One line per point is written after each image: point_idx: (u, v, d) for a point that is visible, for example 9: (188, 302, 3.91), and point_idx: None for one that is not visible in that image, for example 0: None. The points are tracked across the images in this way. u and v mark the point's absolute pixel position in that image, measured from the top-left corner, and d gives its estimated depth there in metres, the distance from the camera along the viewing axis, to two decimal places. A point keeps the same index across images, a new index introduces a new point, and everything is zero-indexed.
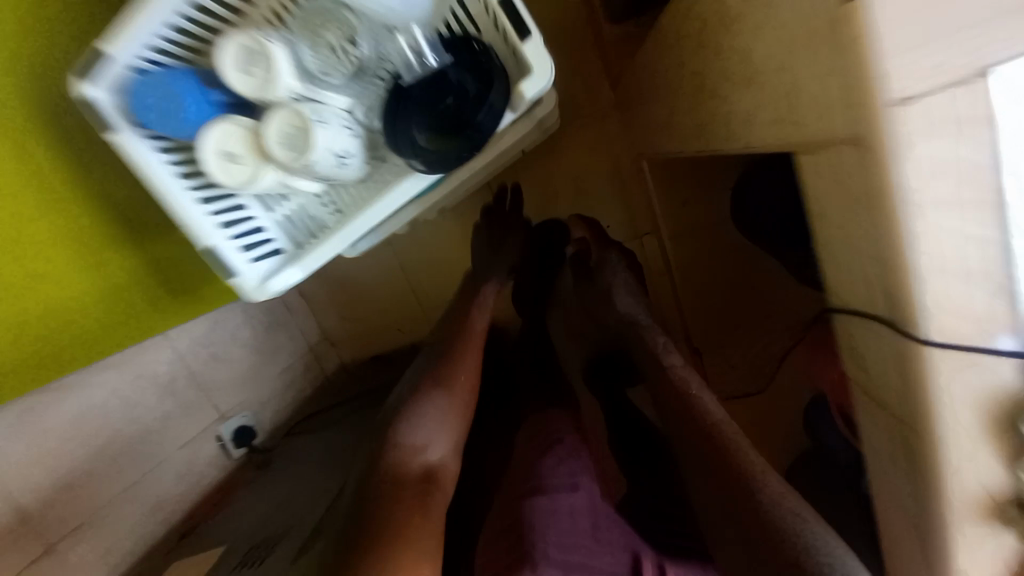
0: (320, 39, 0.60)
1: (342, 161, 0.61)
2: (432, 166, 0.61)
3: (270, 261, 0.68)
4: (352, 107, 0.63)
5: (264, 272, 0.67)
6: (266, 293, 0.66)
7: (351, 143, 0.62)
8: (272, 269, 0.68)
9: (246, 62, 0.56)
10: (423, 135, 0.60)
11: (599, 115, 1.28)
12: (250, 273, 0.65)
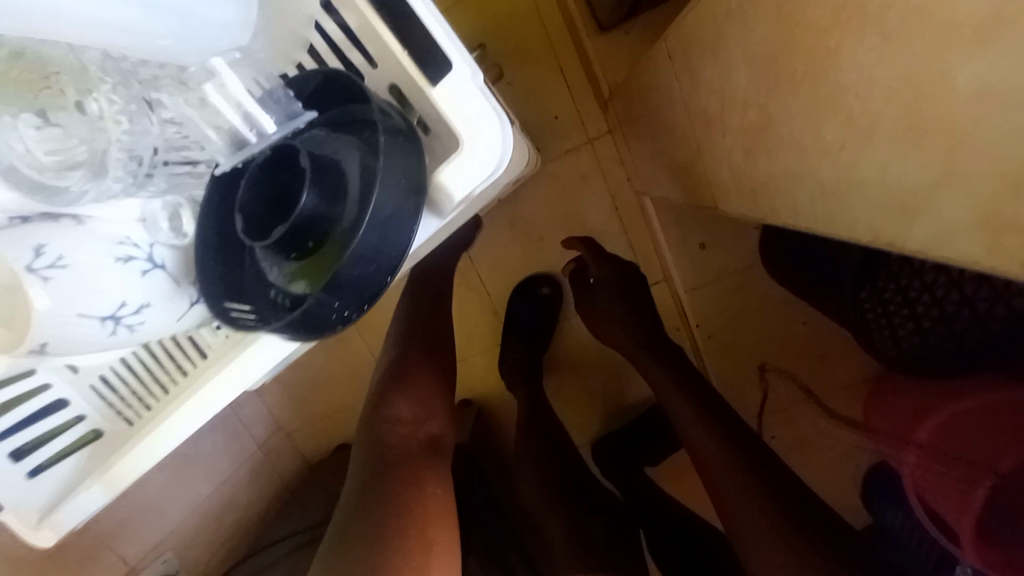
0: (54, 115, 0.38)
1: (130, 317, 0.44)
2: (296, 315, 0.44)
3: (73, 456, 0.53)
4: (147, 213, 0.46)
5: (53, 490, 0.52)
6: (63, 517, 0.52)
7: (146, 288, 0.44)
8: (69, 475, 0.53)
9: None
10: (278, 272, 0.46)
11: (587, 144, 1.04)
12: (28, 499, 0.51)
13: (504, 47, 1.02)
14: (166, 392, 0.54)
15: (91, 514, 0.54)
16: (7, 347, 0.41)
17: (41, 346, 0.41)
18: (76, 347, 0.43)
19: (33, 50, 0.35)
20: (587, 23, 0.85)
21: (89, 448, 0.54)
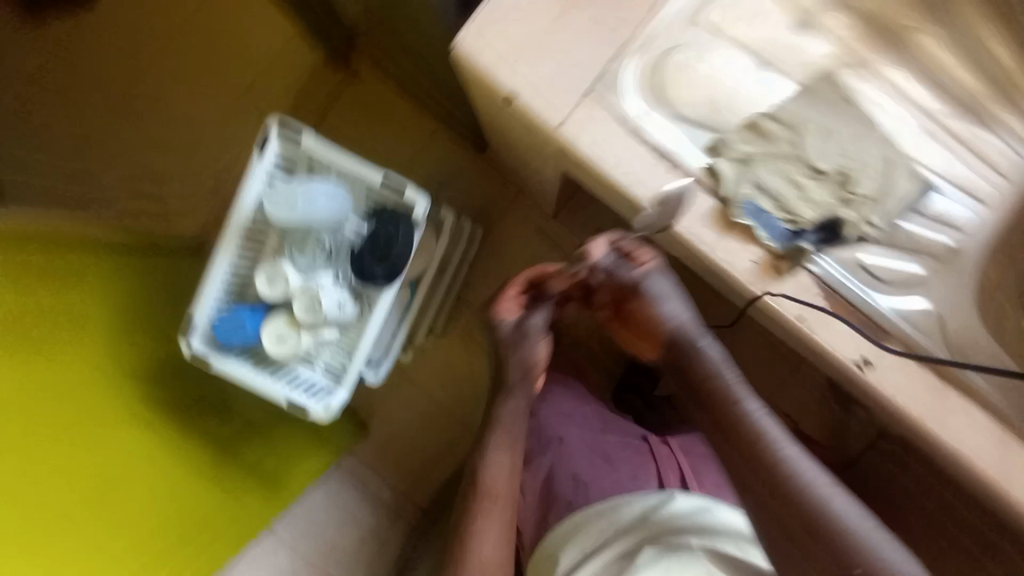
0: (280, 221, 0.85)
1: (342, 299, 0.86)
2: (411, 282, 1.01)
3: (317, 404, 0.87)
4: None
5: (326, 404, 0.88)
6: (331, 413, 0.87)
7: (338, 285, 0.87)
8: (343, 394, 0.88)
9: (271, 281, 0.85)
10: (379, 263, 0.85)
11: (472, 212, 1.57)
12: (317, 408, 0.87)
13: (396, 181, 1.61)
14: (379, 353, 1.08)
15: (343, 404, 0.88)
16: (314, 311, 0.85)
17: (336, 305, 0.86)
18: (333, 314, 0.86)
19: (265, 177, 0.84)
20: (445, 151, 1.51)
21: (319, 406, 0.87)
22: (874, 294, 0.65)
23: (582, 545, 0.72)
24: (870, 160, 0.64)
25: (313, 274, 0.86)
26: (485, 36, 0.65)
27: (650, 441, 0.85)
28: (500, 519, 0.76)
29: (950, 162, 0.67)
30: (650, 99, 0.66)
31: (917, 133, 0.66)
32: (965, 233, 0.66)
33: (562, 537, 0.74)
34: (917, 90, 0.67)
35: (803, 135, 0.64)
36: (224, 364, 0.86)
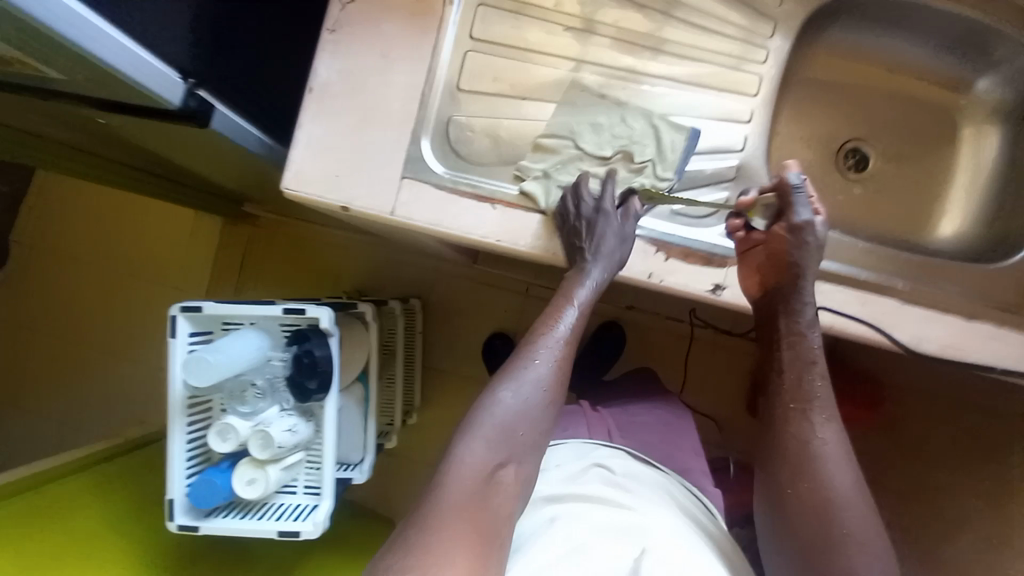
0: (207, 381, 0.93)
1: (293, 426, 0.93)
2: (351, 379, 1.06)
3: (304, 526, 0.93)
4: None
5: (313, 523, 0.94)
6: (318, 530, 0.92)
7: (285, 415, 0.94)
8: (326, 508, 0.94)
9: (223, 437, 0.90)
10: (311, 379, 0.93)
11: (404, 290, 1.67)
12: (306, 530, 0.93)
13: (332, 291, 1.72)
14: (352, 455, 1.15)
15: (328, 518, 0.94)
16: (270, 450, 0.91)
17: (289, 435, 0.92)
18: (289, 443, 0.92)
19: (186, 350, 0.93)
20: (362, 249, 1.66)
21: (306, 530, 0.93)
22: (694, 231, 0.74)
23: (564, 455, 0.96)
24: (635, 135, 0.76)
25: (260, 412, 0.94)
26: (305, 172, 0.78)
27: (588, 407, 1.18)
28: (559, 352, 0.76)
29: (709, 100, 0.77)
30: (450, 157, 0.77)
31: (670, 93, 0.77)
32: (745, 150, 0.77)
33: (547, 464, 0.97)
34: (661, 54, 0.77)
35: (581, 137, 0.76)
36: (214, 526, 0.93)
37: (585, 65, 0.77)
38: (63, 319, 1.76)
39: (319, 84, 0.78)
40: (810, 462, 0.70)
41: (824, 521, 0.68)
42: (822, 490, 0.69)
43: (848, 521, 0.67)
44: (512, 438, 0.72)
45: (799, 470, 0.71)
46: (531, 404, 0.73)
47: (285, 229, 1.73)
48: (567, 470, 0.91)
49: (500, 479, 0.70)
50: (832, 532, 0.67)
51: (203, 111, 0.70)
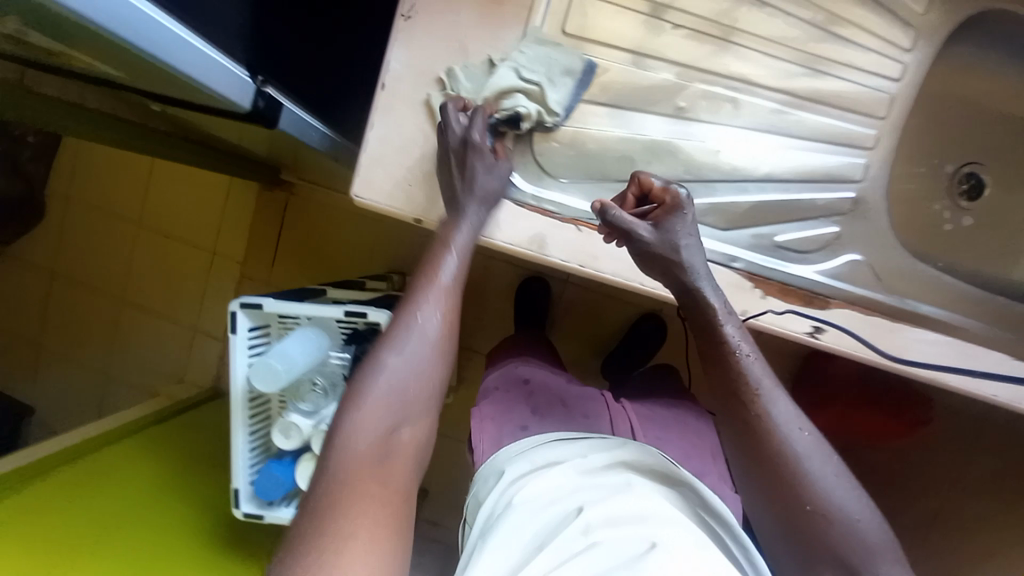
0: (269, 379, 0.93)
1: None
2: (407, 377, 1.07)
3: None
4: None
5: None
6: None
7: None
8: None
9: (286, 435, 0.93)
10: None
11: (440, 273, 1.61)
12: None
13: (369, 268, 1.65)
14: None
15: None
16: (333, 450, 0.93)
17: None
18: None
19: (247, 347, 0.94)
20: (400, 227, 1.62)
21: None
22: (792, 266, 0.69)
23: (571, 445, 0.79)
24: (740, 153, 0.68)
25: (319, 412, 0.95)
26: (373, 178, 0.71)
27: (605, 396, 1.00)
28: (447, 302, 0.65)
29: (832, 123, 0.68)
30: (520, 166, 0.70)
31: (789, 112, 0.67)
32: (861, 181, 0.70)
33: (513, 450, 0.83)
34: (779, 65, 0.67)
35: (679, 156, 0.67)
36: (279, 515, 0.99)
37: (692, 73, 0.67)
38: (100, 278, 1.76)
39: (391, 80, 0.69)
40: (777, 440, 0.62)
41: (792, 501, 0.61)
42: (802, 474, 0.61)
43: (837, 499, 0.61)
44: (403, 401, 0.61)
45: (775, 465, 0.62)
46: (417, 368, 0.62)
47: (318, 200, 1.67)
48: (581, 457, 0.75)
49: (398, 442, 0.60)
50: (829, 518, 0.60)
51: (269, 112, 0.64)
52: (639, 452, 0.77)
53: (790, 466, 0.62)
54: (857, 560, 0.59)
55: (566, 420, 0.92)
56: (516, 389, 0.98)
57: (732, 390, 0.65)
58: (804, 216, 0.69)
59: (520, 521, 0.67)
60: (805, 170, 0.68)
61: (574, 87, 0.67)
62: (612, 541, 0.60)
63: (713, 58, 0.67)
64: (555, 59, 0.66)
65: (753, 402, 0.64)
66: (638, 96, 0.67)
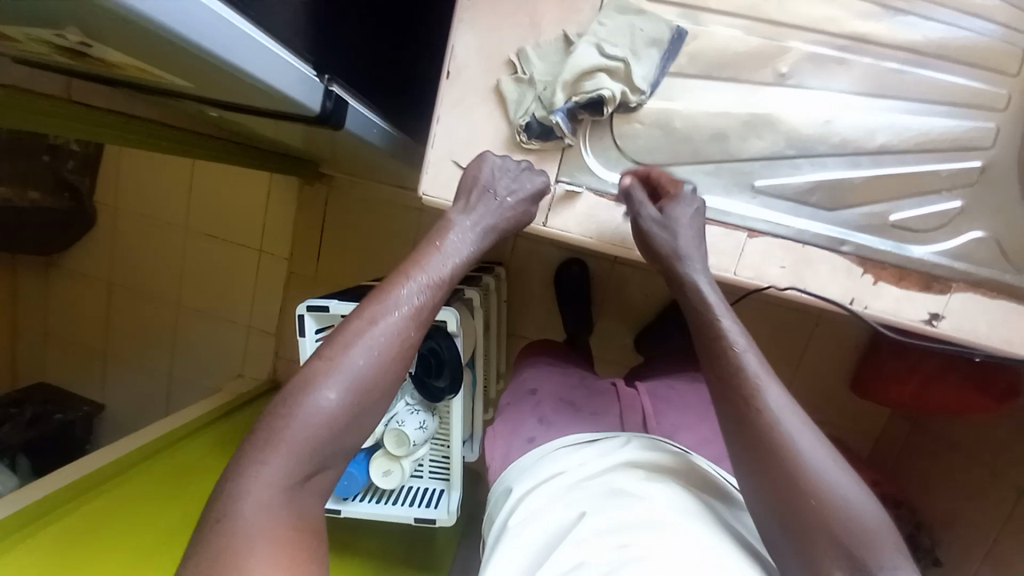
0: None
1: (423, 424, 0.95)
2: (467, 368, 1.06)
3: (440, 512, 1.00)
4: None
5: (447, 507, 1.00)
6: (451, 513, 0.99)
7: (413, 413, 0.95)
8: (457, 495, 1.00)
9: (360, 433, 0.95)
10: (438, 378, 0.93)
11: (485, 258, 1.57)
12: (441, 513, 1.00)
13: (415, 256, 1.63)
14: (469, 440, 1.18)
15: (458, 503, 1.00)
16: (403, 446, 0.95)
17: (422, 435, 0.95)
18: (419, 440, 0.96)
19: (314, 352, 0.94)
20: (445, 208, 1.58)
21: (447, 521, 0.99)
22: (910, 248, 0.62)
23: (582, 448, 0.67)
24: (842, 122, 0.62)
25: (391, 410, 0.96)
26: (442, 175, 0.67)
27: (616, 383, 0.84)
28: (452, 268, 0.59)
29: (952, 80, 0.61)
30: (599, 154, 0.65)
31: (903, 71, 0.61)
32: (990, 148, 0.62)
33: (521, 467, 0.70)
34: (886, 16, 0.61)
35: (778, 132, 0.62)
36: (355, 510, 1.01)
37: (792, 32, 0.62)
38: (153, 280, 1.80)
39: (456, 66, 0.65)
40: (772, 426, 0.51)
41: (810, 512, 0.47)
42: (781, 449, 0.50)
43: (818, 473, 0.49)
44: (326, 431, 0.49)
45: (787, 466, 0.49)
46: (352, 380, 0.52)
47: (356, 188, 1.65)
48: (583, 465, 0.63)
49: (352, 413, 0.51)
50: (813, 499, 0.47)
51: (338, 113, 0.61)
52: (642, 444, 0.65)
53: (767, 437, 0.50)
54: (864, 551, 0.45)
55: (596, 407, 0.78)
56: (537, 385, 0.84)
57: (714, 364, 0.56)
58: (918, 187, 0.62)
59: (511, 541, 0.57)
60: (917, 136, 0.62)
61: (660, 58, 0.61)
62: (600, 557, 0.48)
63: (809, 16, 0.61)
64: (638, 28, 0.61)
65: (730, 372, 0.54)
66: (725, 66, 0.63)
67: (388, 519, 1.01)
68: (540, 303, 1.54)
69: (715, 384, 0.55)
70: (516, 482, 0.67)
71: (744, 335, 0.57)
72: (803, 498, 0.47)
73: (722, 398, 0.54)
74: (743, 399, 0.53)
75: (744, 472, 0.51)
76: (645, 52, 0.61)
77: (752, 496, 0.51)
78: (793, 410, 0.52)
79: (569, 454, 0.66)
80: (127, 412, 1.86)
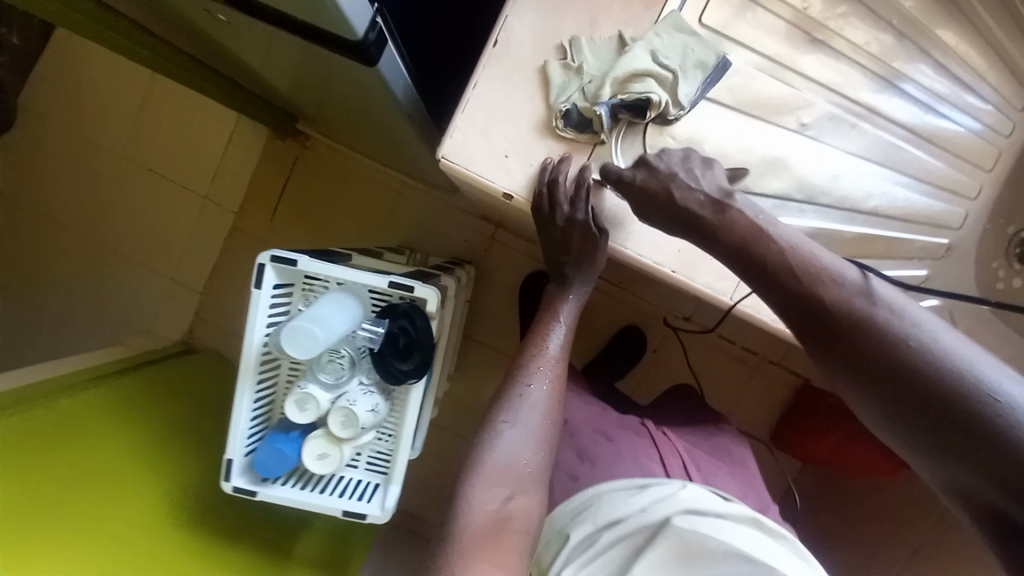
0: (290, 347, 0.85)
1: (376, 408, 0.87)
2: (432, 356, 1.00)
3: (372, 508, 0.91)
4: None
5: (383, 503, 0.92)
6: (386, 511, 0.91)
7: (367, 395, 0.87)
8: (396, 493, 0.92)
9: (302, 408, 0.85)
10: (403, 362, 0.87)
11: (458, 253, 1.52)
12: (374, 508, 0.92)
13: (386, 236, 1.55)
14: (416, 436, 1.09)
15: (394, 501, 0.92)
16: (349, 430, 0.86)
17: (370, 421, 0.87)
18: (368, 425, 0.87)
19: (268, 310, 0.84)
20: (427, 192, 1.52)
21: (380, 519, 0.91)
22: None
23: (636, 491, 0.74)
24: (846, 180, 0.67)
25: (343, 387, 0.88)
26: (468, 143, 0.64)
27: (646, 425, 0.92)
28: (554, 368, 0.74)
29: (936, 165, 0.70)
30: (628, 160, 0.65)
31: (900, 146, 0.69)
32: (955, 229, 0.71)
33: (571, 509, 0.74)
34: (893, 98, 0.68)
35: (791, 174, 0.66)
36: (272, 493, 0.90)
37: (816, 88, 0.67)
38: (67, 204, 1.54)
39: (506, 37, 0.64)
40: (901, 348, 0.45)
41: (972, 428, 0.41)
42: (918, 369, 0.44)
43: (943, 347, 0.44)
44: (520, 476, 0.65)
45: (928, 385, 0.43)
46: (532, 438, 0.69)
47: (334, 153, 1.54)
48: (641, 508, 0.70)
49: (512, 509, 0.63)
50: (952, 379, 0.43)
51: (377, 49, 0.57)
52: (698, 492, 0.74)
53: (896, 364, 0.45)
54: None
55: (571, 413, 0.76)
56: None
57: (809, 303, 0.49)
58: (898, 252, 0.69)
59: None
60: (904, 208, 0.69)
61: (704, 80, 0.63)
62: None
63: (832, 80, 0.67)
64: (691, 46, 0.63)
65: (832, 312, 0.48)
66: (759, 105, 0.66)
67: (313, 509, 0.91)
68: (507, 309, 1.52)
69: (807, 331, 0.50)
70: (570, 520, 0.72)
71: (820, 256, 0.50)
72: (960, 412, 0.42)
73: (825, 342, 0.48)
74: (856, 333, 0.46)
75: (882, 412, 0.46)
76: (693, 70, 0.63)
77: (909, 437, 0.45)
78: (908, 317, 0.46)
79: (628, 494, 0.73)
80: None
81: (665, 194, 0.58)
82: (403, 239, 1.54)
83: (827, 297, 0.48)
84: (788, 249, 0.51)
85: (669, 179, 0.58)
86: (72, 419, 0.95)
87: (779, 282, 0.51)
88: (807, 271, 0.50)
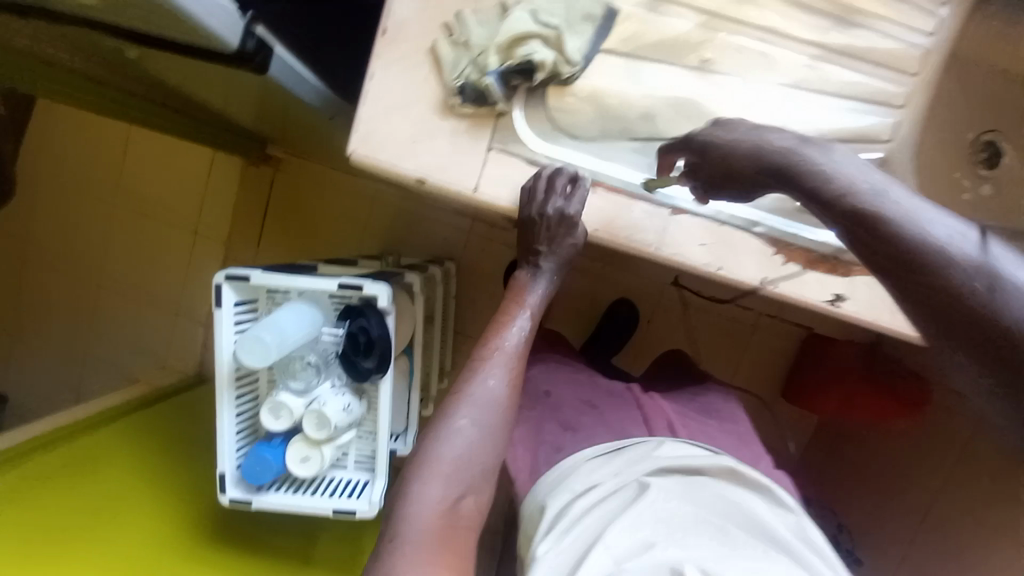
0: None
1: (348, 408, 0.90)
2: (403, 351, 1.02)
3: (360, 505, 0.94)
4: None
5: (371, 498, 0.95)
6: (373, 505, 0.93)
7: (338, 396, 0.89)
8: (382, 485, 0.94)
9: (276, 415, 0.89)
10: (367, 360, 0.88)
11: (436, 251, 1.54)
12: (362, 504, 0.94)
13: (366, 244, 1.58)
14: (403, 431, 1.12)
15: (380, 496, 0.94)
16: (324, 431, 0.88)
17: (344, 420, 0.89)
18: (342, 425, 0.90)
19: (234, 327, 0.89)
20: (399, 196, 1.55)
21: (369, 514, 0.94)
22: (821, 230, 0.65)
23: (609, 457, 0.69)
24: (762, 109, 0.65)
25: (314, 390, 0.91)
26: (373, 133, 0.65)
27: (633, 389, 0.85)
28: (512, 361, 0.71)
29: (859, 80, 0.67)
30: (530, 126, 0.66)
31: (815, 66, 0.66)
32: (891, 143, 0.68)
33: (549, 483, 0.69)
34: (802, 18, 0.66)
35: (702, 113, 0.65)
36: (266, 501, 0.95)
37: (716, 22, 0.65)
38: (73, 259, 1.65)
39: (394, 24, 0.64)
40: None
41: None
42: None
43: None
44: (485, 456, 0.65)
45: None
46: (493, 424, 0.67)
47: (307, 172, 1.59)
48: (615, 476, 0.66)
49: (468, 505, 0.62)
50: None
51: (261, 54, 0.58)
52: (676, 447, 0.71)
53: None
54: None
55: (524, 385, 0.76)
56: None
57: (923, 270, 0.39)
58: None
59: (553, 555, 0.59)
60: (829, 129, 0.66)
61: (593, 33, 0.63)
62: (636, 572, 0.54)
63: (733, 11, 0.65)
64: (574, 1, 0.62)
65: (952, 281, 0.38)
66: (658, 47, 0.65)
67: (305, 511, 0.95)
68: (491, 300, 1.53)
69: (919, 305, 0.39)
70: (546, 495, 0.68)
71: (929, 207, 0.41)
72: None
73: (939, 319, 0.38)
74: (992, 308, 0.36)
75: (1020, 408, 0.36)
76: (579, 24, 0.62)
77: None
78: None
79: (604, 461, 0.69)
80: (29, 402, 1.67)
81: (722, 164, 0.54)
82: (382, 246, 1.57)
83: (952, 258, 0.38)
84: (887, 204, 0.41)
85: (718, 152, 0.55)
86: (98, 450, 1.03)
87: (883, 251, 0.41)
88: (901, 230, 0.40)
